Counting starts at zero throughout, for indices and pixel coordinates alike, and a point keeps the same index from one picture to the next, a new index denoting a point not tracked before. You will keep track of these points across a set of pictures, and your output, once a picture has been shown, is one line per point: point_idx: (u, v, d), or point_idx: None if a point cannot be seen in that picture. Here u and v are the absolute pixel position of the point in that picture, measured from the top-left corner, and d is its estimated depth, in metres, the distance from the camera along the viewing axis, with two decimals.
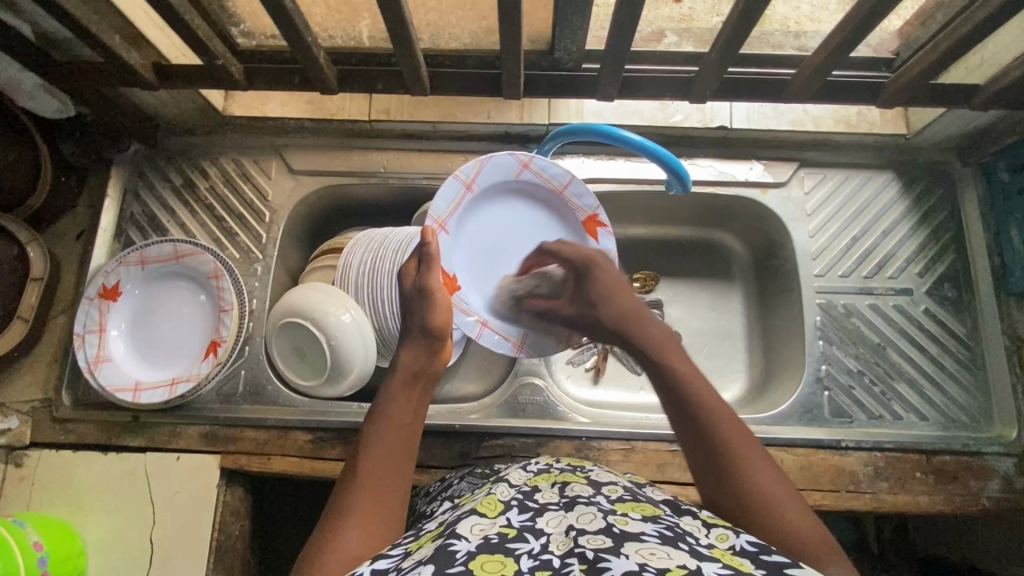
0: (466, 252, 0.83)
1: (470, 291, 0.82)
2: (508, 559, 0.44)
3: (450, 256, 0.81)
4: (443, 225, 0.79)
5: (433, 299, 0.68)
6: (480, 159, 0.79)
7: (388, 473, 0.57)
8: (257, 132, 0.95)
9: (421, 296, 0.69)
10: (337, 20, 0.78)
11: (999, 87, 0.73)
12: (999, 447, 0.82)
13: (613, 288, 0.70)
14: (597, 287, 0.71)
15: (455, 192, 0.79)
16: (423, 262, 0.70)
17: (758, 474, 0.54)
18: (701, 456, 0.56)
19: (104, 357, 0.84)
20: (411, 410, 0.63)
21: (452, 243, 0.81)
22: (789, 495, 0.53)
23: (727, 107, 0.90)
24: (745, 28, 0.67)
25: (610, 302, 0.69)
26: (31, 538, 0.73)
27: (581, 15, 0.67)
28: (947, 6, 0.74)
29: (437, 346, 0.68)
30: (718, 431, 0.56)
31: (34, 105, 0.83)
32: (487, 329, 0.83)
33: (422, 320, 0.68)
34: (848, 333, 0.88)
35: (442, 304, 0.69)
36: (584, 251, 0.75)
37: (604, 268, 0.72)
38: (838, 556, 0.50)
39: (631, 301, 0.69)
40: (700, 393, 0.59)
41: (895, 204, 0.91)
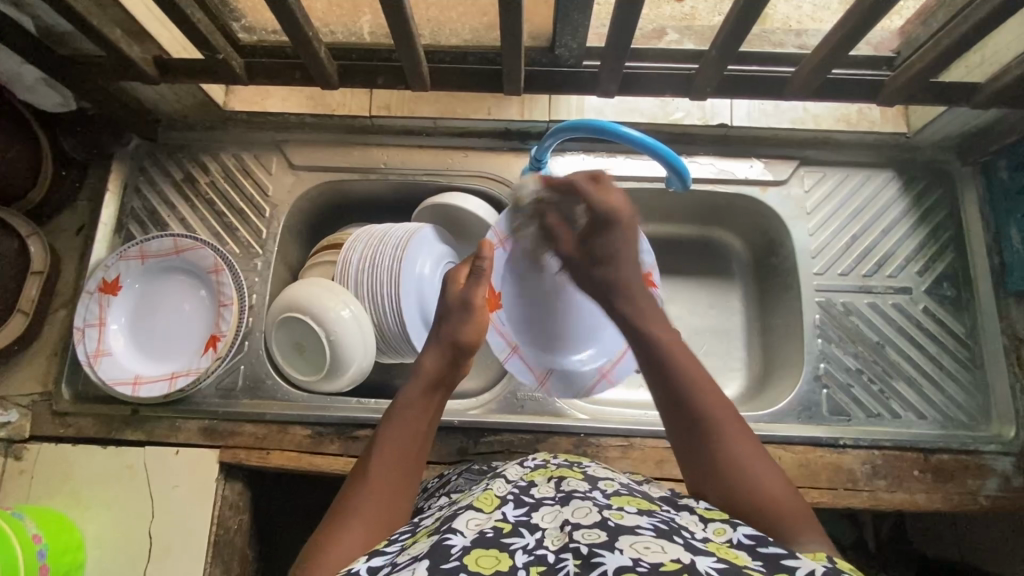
0: (513, 280, 0.85)
1: (508, 316, 0.85)
2: (503, 554, 0.44)
3: (501, 274, 0.84)
4: (503, 242, 0.83)
5: (472, 313, 0.70)
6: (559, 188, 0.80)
7: (397, 484, 0.57)
8: (259, 128, 0.95)
9: (463, 309, 0.70)
10: (338, 15, 0.79)
11: (1001, 85, 0.73)
12: (997, 446, 0.82)
13: (622, 253, 0.71)
14: (612, 244, 0.71)
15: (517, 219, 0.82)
16: (474, 273, 0.72)
17: (732, 435, 0.56)
18: (678, 417, 0.58)
19: (104, 351, 0.84)
20: (423, 421, 0.63)
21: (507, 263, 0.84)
22: (759, 458, 0.55)
23: (727, 105, 0.90)
24: (746, 25, 0.66)
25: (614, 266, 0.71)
26: (30, 531, 0.73)
27: (582, 11, 0.67)
28: (947, 4, 0.74)
29: (459, 360, 0.68)
30: (693, 393, 0.58)
31: (36, 99, 0.83)
32: (514, 356, 0.85)
33: (453, 333, 0.69)
34: (847, 331, 0.88)
35: (477, 321, 0.70)
36: (615, 207, 0.71)
37: (621, 223, 0.71)
38: (805, 520, 0.51)
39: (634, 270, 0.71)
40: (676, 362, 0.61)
41: (895, 202, 0.91)
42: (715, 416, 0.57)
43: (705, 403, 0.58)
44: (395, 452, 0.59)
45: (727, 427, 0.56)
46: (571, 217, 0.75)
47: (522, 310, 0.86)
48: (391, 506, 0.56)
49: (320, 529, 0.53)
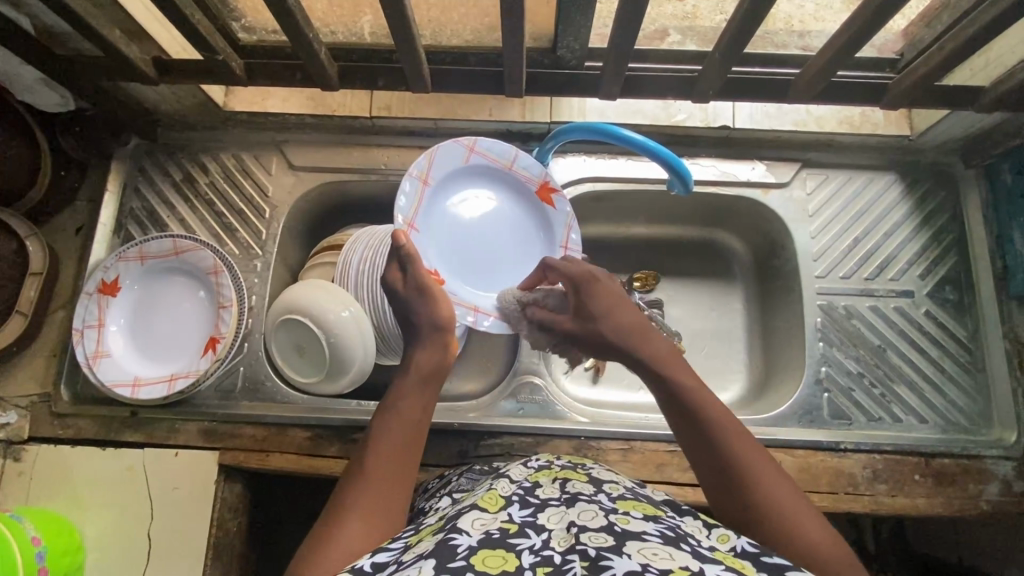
0: (443, 249, 0.79)
1: (457, 284, 0.79)
2: (509, 555, 0.44)
3: (427, 255, 0.77)
4: (412, 225, 0.75)
5: (430, 291, 0.66)
6: (428, 150, 0.76)
7: (392, 482, 0.56)
8: (259, 128, 0.94)
9: (421, 294, 0.66)
10: (339, 15, 0.78)
11: (1005, 88, 0.72)
12: (999, 451, 0.81)
13: (614, 302, 0.66)
14: (600, 302, 0.66)
15: (414, 189, 0.75)
16: (407, 262, 0.67)
17: (767, 491, 0.52)
18: (712, 474, 0.54)
19: (102, 352, 0.84)
20: (420, 412, 0.61)
21: (425, 240, 0.77)
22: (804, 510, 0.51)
23: (730, 107, 0.89)
24: (750, 27, 0.66)
25: (608, 318, 0.65)
26: (29, 533, 0.73)
27: (584, 13, 0.66)
28: (952, 7, 0.73)
29: (447, 341, 0.65)
30: (724, 449, 0.54)
31: (35, 98, 0.82)
32: (482, 315, 0.79)
33: (427, 317, 0.66)
34: (849, 334, 0.87)
35: (435, 296, 0.67)
36: (590, 268, 0.69)
37: (592, 281, 0.68)
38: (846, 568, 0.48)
39: (631, 312, 0.64)
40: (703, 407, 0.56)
41: (898, 205, 0.91)
42: (747, 469, 0.53)
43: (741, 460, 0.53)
44: (391, 447, 0.57)
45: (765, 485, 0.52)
46: (555, 304, 0.74)
47: (467, 271, 0.80)
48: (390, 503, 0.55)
49: (316, 528, 0.52)
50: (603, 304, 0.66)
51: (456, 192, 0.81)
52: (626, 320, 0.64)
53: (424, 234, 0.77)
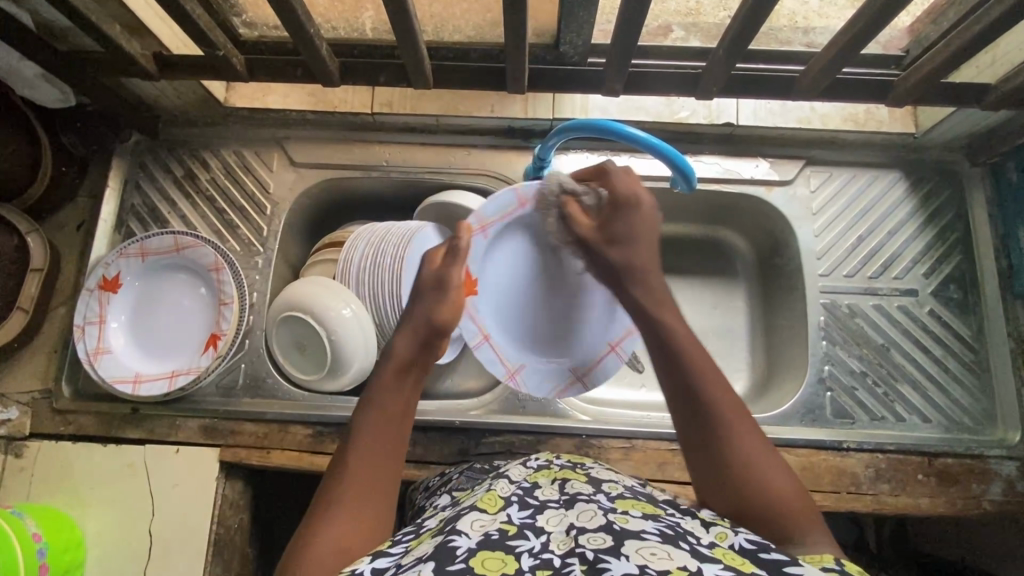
0: (495, 265, 0.80)
1: (486, 304, 0.80)
2: (509, 557, 0.44)
3: (479, 259, 0.77)
4: (485, 228, 0.77)
5: (446, 293, 0.68)
6: (548, 178, 0.77)
7: (375, 474, 0.56)
8: (260, 124, 0.94)
9: (437, 288, 0.68)
10: (339, 11, 0.78)
11: (1010, 87, 0.72)
12: (1002, 450, 0.81)
13: (642, 233, 0.69)
14: (630, 225, 0.69)
15: (508, 202, 0.77)
16: (452, 253, 0.70)
17: (743, 438, 0.54)
18: (688, 418, 0.57)
19: (104, 349, 0.84)
20: (400, 405, 0.61)
21: (488, 248, 0.78)
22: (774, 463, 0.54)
23: (733, 104, 0.89)
24: (754, 23, 0.65)
25: (627, 245, 0.68)
26: (29, 529, 0.73)
27: (587, 9, 0.66)
28: (958, 4, 0.73)
29: (434, 340, 0.66)
30: (707, 398, 0.56)
31: (34, 94, 0.82)
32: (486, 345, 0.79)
33: (429, 313, 0.67)
34: (852, 333, 0.87)
35: (451, 302, 0.68)
36: (635, 189, 0.69)
37: (626, 202, 0.69)
38: (813, 519, 0.51)
39: (649, 253, 0.68)
40: (688, 353, 0.59)
41: (903, 203, 0.90)
42: (726, 419, 0.55)
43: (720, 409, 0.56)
44: (375, 441, 0.58)
45: (742, 434, 0.55)
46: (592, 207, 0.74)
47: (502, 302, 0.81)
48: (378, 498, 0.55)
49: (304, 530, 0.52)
50: (632, 228, 0.69)
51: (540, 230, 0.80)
52: (645, 256, 0.68)
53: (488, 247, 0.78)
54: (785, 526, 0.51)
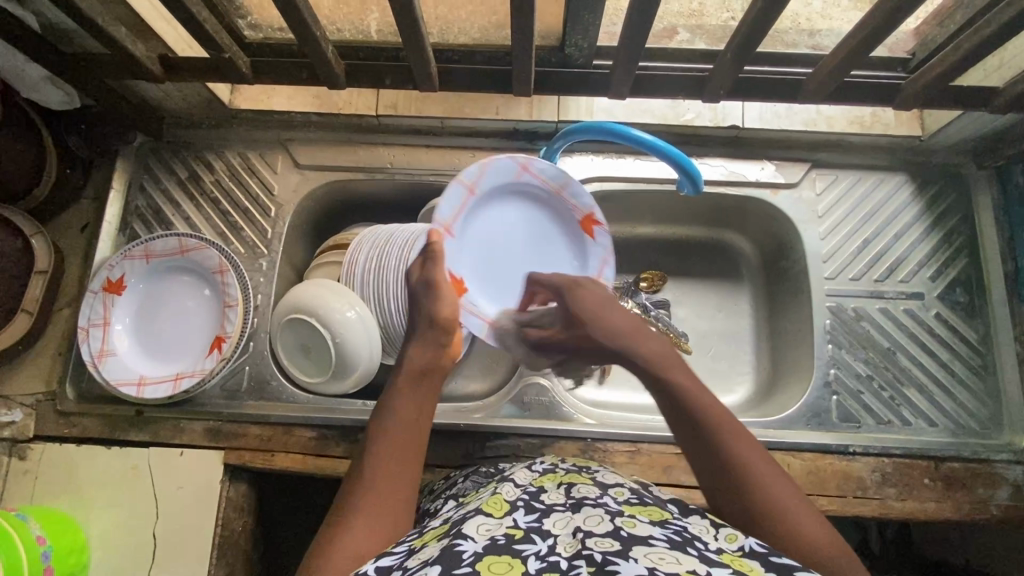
0: (472, 257, 0.77)
1: (479, 294, 0.77)
2: (516, 561, 0.43)
3: (455, 261, 0.75)
4: (449, 230, 0.73)
5: (442, 290, 0.67)
6: (484, 161, 0.73)
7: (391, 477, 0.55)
8: (264, 126, 0.94)
9: (428, 290, 0.67)
10: (345, 13, 0.78)
11: (1017, 90, 0.71)
12: (1009, 455, 0.81)
13: (601, 304, 0.68)
14: (587, 301, 0.69)
15: (459, 196, 0.73)
16: (430, 258, 0.69)
17: (762, 481, 0.53)
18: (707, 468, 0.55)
19: (108, 351, 0.83)
20: (416, 409, 0.61)
21: (457, 246, 0.75)
22: (800, 500, 0.52)
23: (739, 107, 0.89)
24: (762, 26, 0.65)
25: (599, 322, 0.66)
26: (34, 532, 0.73)
27: (593, 12, 0.65)
28: (966, 6, 0.72)
29: (443, 339, 0.66)
30: (721, 447, 0.54)
31: (41, 96, 0.82)
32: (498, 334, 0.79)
33: (430, 313, 0.67)
34: (857, 336, 0.87)
35: (447, 299, 0.67)
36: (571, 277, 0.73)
37: (569, 292, 0.71)
38: (847, 555, 0.50)
39: (619, 315, 0.66)
40: (698, 401, 0.57)
41: (909, 206, 0.90)
42: (746, 469, 0.53)
43: (736, 456, 0.54)
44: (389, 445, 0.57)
45: (762, 478, 0.53)
46: (552, 322, 0.76)
47: (494, 285, 0.79)
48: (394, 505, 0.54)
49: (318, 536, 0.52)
50: (587, 304, 0.68)
51: (498, 206, 0.79)
52: (619, 320, 0.66)
53: (459, 239, 0.75)
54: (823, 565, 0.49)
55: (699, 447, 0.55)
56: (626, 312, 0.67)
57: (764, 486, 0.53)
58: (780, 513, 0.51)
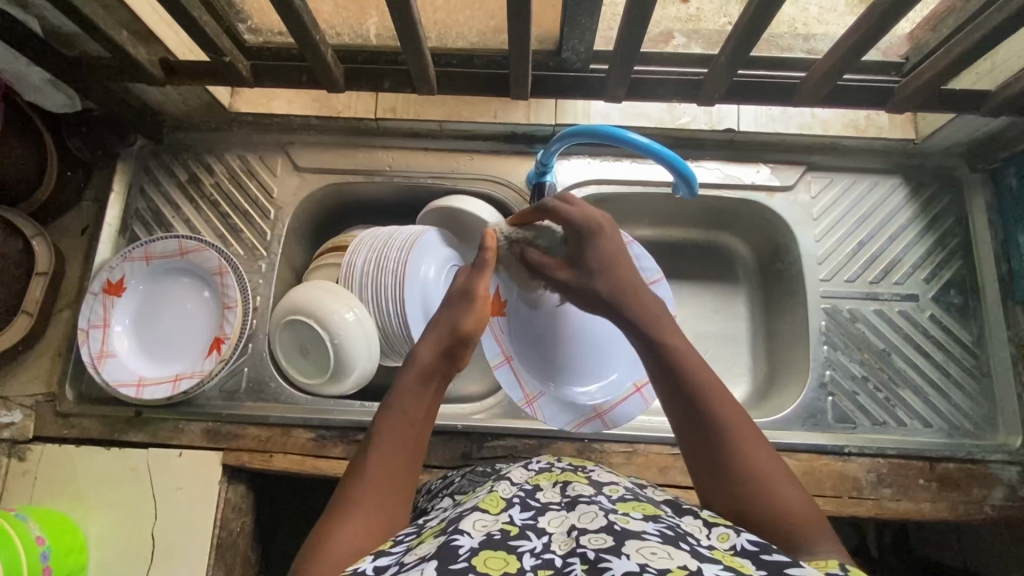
0: (531, 302, 0.85)
1: (514, 329, 0.84)
2: (511, 557, 0.44)
3: (511, 287, 0.83)
4: None
5: (473, 303, 0.68)
6: None
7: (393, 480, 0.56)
8: (264, 129, 0.94)
9: (464, 298, 0.68)
10: (344, 17, 0.78)
11: (1009, 94, 0.72)
12: (1004, 455, 0.81)
13: (614, 258, 0.69)
14: (595, 253, 0.69)
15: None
16: (477, 268, 0.71)
17: (741, 437, 0.55)
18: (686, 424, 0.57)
19: (108, 352, 0.84)
20: (421, 412, 0.61)
21: (522, 277, 0.84)
22: (775, 463, 0.54)
23: (734, 110, 0.90)
24: (756, 30, 0.66)
25: (604, 275, 0.68)
26: (33, 532, 0.73)
27: (590, 16, 0.66)
28: (958, 11, 0.73)
29: (458, 350, 0.65)
30: (704, 401, 0.57)
31: (41, 99, 0.82)
32: (506, 367, 0.83)
33: (454, 323, 0.66)
34: (852, 338, 0.87)
35: (476, 312, 0.68)
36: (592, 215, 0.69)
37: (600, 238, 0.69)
38: (818, 527, 0.51)
39: (629, 271, 0.68)
40: (683, 360, 0.60)
41: (903, 208, 0.91)
42: (727, 428, 0.56)
43: (720, 413, 0.56)
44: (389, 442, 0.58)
45: (739, 433, 0.55)
46: (551, 245, 0.75)
47: (531, 331, 0.86)
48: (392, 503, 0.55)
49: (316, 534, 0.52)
50: (603, 255, 0.69)
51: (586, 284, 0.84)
52: (624, 277, 0.68)
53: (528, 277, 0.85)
54: (795, 531, 0.50)
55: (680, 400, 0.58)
56: (631, 269, 0.68)
57: (743, 440, 0.55)
58: (755, 470, 0.54)
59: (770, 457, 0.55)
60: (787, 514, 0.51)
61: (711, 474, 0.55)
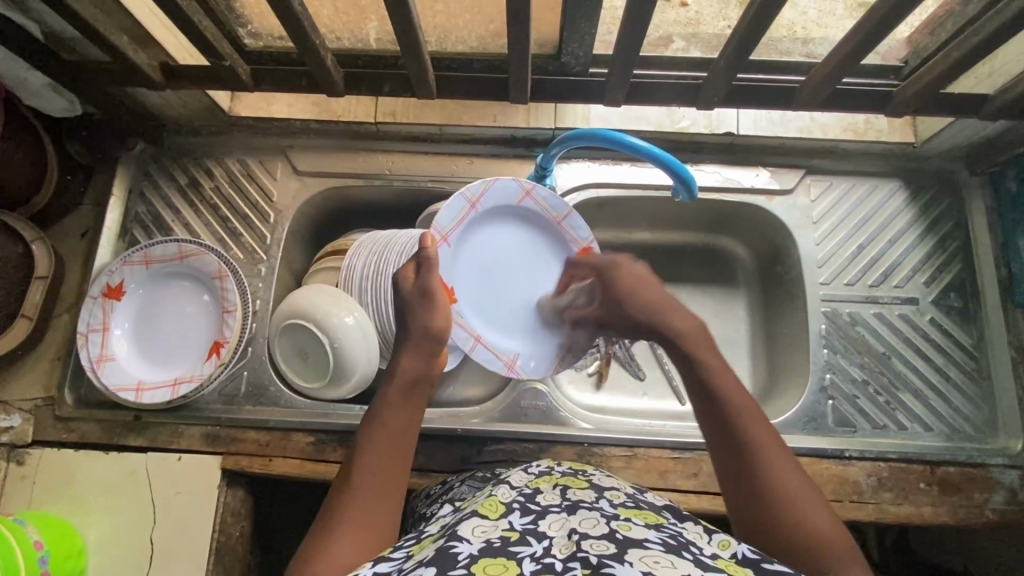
0: (466, 271, 0.81)
1: (466, 308, 0.81)
2: (510, 562, 0.44)
3: (449, 270, 0.79)
4: (447, 239, 0.78)
5: (434, 300, 0.67)
6: (489, 180, 0.79)
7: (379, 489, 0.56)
8: (264, 133, 0.94)
9: (423, 297, 0.68)
10: (345, 21, 0.77)
11: (1009, 98, 0.72)
12: (1005, 459, 0.81)
13: (636, 281, 0.69)
14: (622, 282, 0.70)
15: (460, 208, 0.78)
16: (423, 265, 0.69)
17: (773, 462, 0.54)
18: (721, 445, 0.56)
19: (107, 356, 0.84)
20: (405, 421, 0.61)
21: (452, 256, 0.79)
22: (808, 490, 0.52)
23: (733, 114, 0.90)
24: (755, 34, 0.66)
25: (636, 298, 0.68)
26: (32, 537, 0.73)
27: (589, 20, 0.66)
28: (957, 15, 0.73)
29: (436, 350, 0.67)
30: (740, 425, 0.55)
31: (41, 104, 0.82)
32: (480, 345, 0.81)
33: (423, 323, 0.67)
34: (852, 341, 0.87)
35: (443, 307, 0.68)
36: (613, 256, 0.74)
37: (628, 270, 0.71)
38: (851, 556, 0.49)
39: (655, 290, 0.68)
40: (719, 380, 0.58)
41: (902, 212, 0.91)
42: (763, 452, 0.54)
43: (755, 437, 0.55)
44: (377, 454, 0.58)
45: (773, 458, 0.54)
46: (585, 299, 0.81)
47: (483, 300, 0.83)
48: (380, 511, 0.55)
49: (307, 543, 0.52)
50: (627, 281, 0.70)
51: (488, 225, 0.83)
52: (651, 296, 0.67)
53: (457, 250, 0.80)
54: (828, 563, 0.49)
55: (717, 420, 0.57)
56: (660, 287, 0.68)
57: (776, 464, 0.53)
58: (787, 495, 0.52)
59: (804, 483, 0.53)
60: (819, 542, 0.50)
61: (747, 499, 0.53)
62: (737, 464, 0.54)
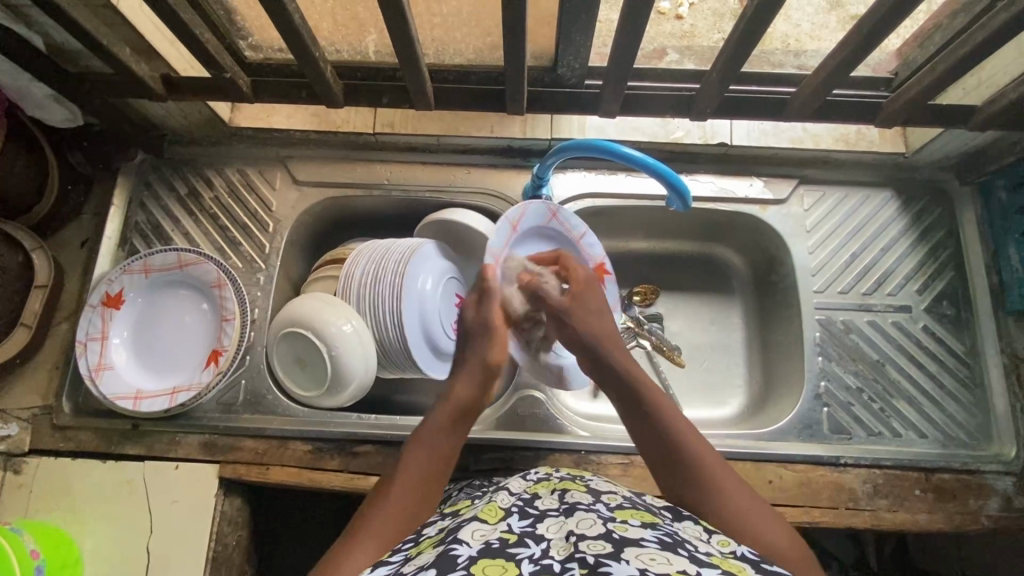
0: None
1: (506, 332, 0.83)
2: (510, 563, 0.44)
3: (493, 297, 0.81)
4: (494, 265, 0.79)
5: (494, 334, 0.75)
6: (524, 204, 0.80)
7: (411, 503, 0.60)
8: (264, 143, 0.96)
9: (483, 330, 0.76)
10: (344, 34, 0.78)
11: (996, 109, 0.73)
12: (999, 466, 0.82)
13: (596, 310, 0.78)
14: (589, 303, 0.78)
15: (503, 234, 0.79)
16: (483, 297, 0.77)
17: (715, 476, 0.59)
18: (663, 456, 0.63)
19: (105, 365, 0.84)
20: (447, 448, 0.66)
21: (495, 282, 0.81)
22: (752, 502, 0.58)
23: (727, 124, 0.91)
24: (747, 45, 0.67)
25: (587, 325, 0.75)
26: (28, 546, 0.73)
27: (584, 33, 0.68)
28: (944, 28, 0.75)
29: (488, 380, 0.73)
30: (682, 446, 0.62)
31: (44, 115, 0.84)
32: None
33: (481, 356, 0.74)
34: (847, 349, 0.88)
35: (498, 341, 0.75)
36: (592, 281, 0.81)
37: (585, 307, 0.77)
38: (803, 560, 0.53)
39: (605, 322, 0.76)
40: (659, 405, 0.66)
41: (894, 221, 0.92)
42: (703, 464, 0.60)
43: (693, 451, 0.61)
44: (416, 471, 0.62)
45: (719, 474, 0.59)
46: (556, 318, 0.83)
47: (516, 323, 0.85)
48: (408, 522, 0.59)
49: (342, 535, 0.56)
50: (591, 305, 0.78)
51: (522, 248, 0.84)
52: (600, 328, 0.75)
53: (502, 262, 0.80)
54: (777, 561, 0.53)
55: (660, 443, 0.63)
56: (607, 323, 0.77)
57: (719, 480, 0.59)
58: (736, 508, 0.56)
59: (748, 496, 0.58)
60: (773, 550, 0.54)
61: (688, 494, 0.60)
62: (687, 485, 0.59)
